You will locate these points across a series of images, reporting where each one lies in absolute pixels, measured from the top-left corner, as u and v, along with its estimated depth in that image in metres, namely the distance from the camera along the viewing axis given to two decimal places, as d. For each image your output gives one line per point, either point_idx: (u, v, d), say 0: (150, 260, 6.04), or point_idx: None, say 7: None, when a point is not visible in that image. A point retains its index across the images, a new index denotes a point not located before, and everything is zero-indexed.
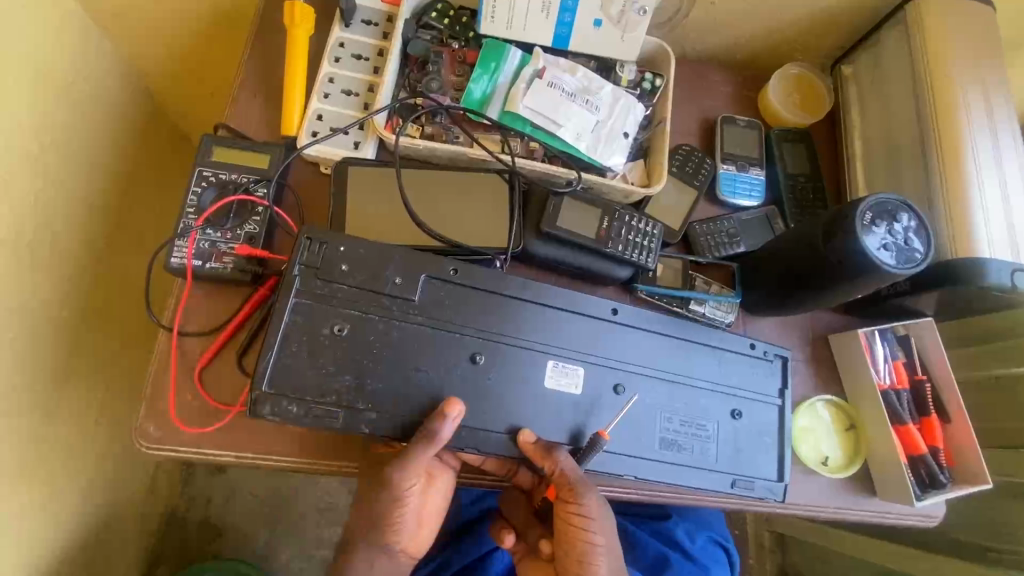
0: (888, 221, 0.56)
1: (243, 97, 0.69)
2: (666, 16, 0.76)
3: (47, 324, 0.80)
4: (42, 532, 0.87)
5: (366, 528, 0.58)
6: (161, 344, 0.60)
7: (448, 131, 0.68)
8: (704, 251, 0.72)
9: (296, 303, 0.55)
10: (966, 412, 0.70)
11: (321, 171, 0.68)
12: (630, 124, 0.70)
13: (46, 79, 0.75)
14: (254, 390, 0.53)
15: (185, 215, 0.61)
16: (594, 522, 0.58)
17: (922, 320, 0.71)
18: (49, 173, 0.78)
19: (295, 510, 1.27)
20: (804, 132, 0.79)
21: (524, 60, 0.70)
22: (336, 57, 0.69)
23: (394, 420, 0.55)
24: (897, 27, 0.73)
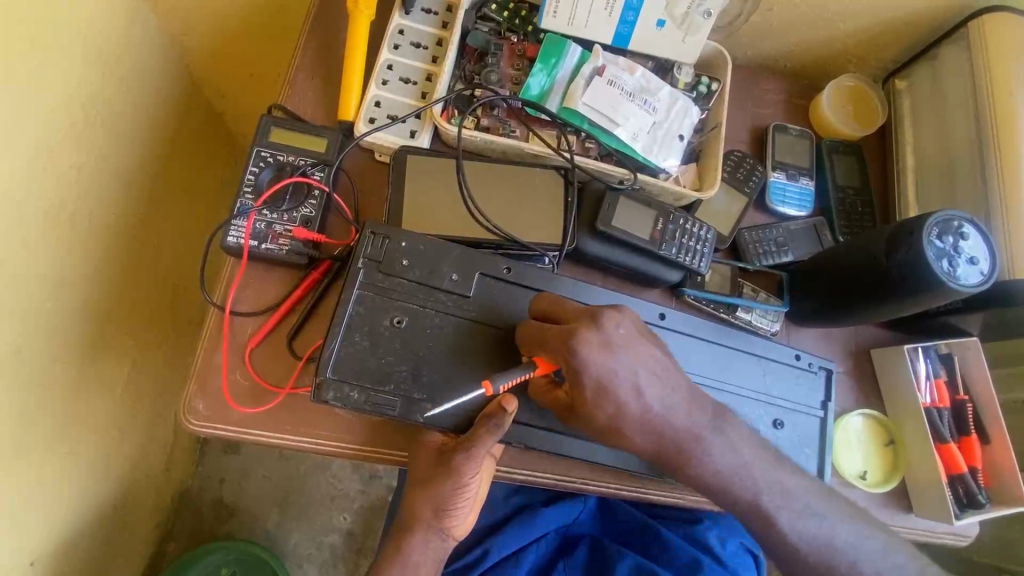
0: (954, 237, 0.57)
1: (299, 79, 0.69)
2: (726, 20, 0.75)
3: (81, 297, 0.80)
4: (62, 503, 0.87)
5: (418, 515, 0.58)
6: (213, 322, 0.60)
7: (504, 124, 0.68)
8: (752, 258, 0.72)
9: (360, 295, 0.56)
10: (1007, 434, 0.69)
11: (376, 158, 0.67)
12: (686, 127, 0.69)
13: (98, 52, 0.75)
14: (319, 376, 0.54)
15: (242, 195, 0.61)
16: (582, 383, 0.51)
17: (966, 339, 0.70)
18: (94, 148, 0.78)
19: (308, 495, 1.27)
20: (855, 144, 0.79)
21: (583, 57, 0.69)
22: (395, 43, 0.69)
23: (447, 411, 0.56)
24: (958, 42, 0.72)
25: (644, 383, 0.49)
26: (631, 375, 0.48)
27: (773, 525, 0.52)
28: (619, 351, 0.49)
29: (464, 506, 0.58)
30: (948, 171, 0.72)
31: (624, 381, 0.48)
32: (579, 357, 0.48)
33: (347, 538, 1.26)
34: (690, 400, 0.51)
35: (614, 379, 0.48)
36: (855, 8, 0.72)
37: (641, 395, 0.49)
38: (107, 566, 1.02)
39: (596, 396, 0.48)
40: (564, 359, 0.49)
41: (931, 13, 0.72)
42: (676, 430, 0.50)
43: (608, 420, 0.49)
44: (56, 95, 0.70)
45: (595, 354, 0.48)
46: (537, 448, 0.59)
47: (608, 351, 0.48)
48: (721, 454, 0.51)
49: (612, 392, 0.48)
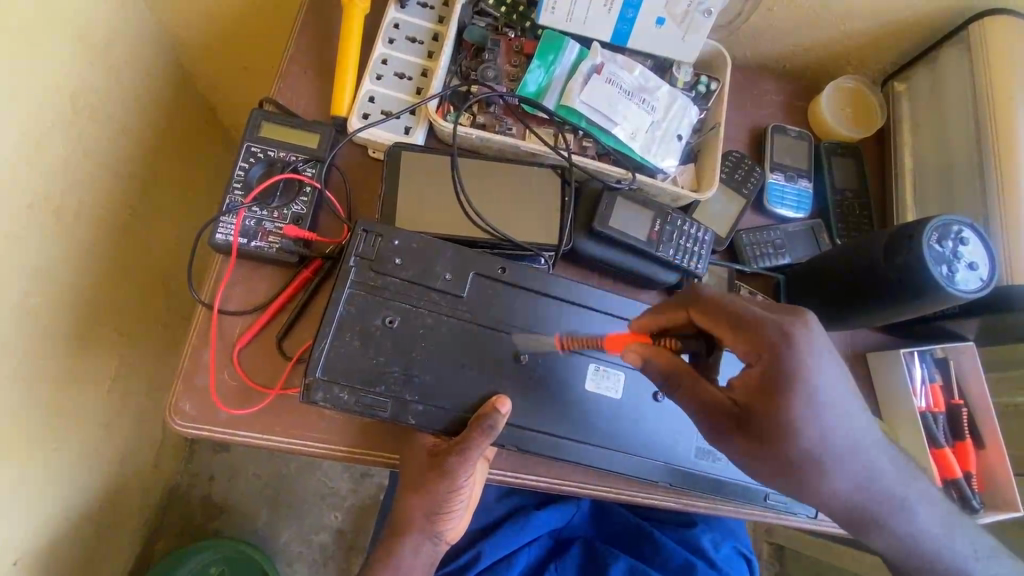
0: (954, 242, 0.57)
1: (291, 74, 0.68)
2: (726, 19, 0.74)
3: (67, 293, 0.78)
4: (48, 501, 0.85)
5: (410, 518, 0.57)
6: (200, 321, 0.59)
7: (500, 122, 0.67)
8: (749, 260, 0.71)
9: (351, 294, 0.55)
10: (1001, 437, 0.69)
11: (369, 154, 0.66)
12: (685, 127, 0.69)
13: (87, 41, 0.73)
14: (308, 377, 0.53)
15: (231, 191, 0.60)
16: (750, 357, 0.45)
17: (961, 343, 0.70)
18: (83, 139, 0.76)
19: (298, 493, 1.26)
20: (854, 146, 0.78)
21: (581, 54, 0.68)
22: (390, 37, 0.67)
23: (438, 412, 0.55)
24: (959, 44, 0.72)
25: (838, 388, 0.44)
26: (827, 369, 0.44)
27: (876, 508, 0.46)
28: (825, 352, 0.44)
29: (456, 509, 0.58)
30: (947, 175, 0.72)
31: (825, 383, 0.43)
32: (799, 359, 0.43)
33: (337, 537, 1.25)
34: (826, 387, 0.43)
35: (821, 381, 0.43)
36: (856, 9, 0.71)
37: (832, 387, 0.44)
38: (94, 564, 1.00)
39: (803, 406, 0.43)
40: (772, 357, 0.44)
41: (934, 14, 0.72)
42: (824, 427, 0.43)
43: (794, 417, 0.43)
44: (44, 84, 0.68)
45: (817, 360, 0.43)
46: (531, 451, 0.57)
47: (822, 353, 0.44)
48: (849, 439, 0.44)
49: (816, 399, 0.43)
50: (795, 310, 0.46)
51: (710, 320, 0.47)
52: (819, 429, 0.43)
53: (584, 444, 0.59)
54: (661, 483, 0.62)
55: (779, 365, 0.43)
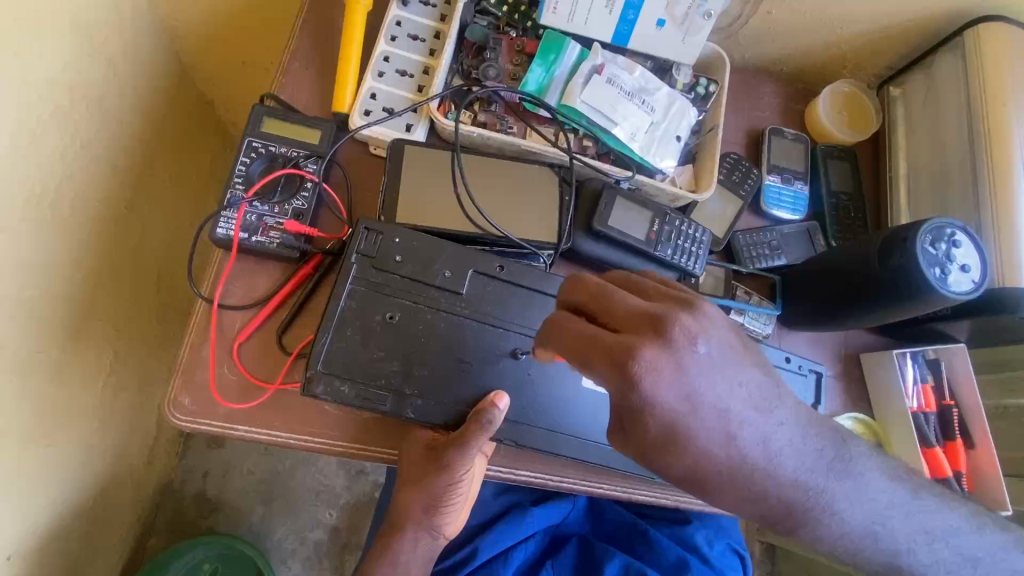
0: (946, 244, 0.57)
1: (293, 69, 0.68)
2: (725, 22, 0.75)
3: (63, 285, 0.78)
4: (41, 496, 0.85)
5: (411, 513, 0.58)
6: (199, 315, 0.59)
7: (501, 120, 0.68)
8: (745, 261, 0.72)
9: (353, 290, 0.55)
10: (991, 438, 0.70)
11: (370, 151, 0.66)
12: (684, 128, 0.69)
13: (85, 35, 0.73)
14: (309, 370, 0.53)
15: (233, 186, 0.60)
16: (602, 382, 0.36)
17: (954, 345, 0.71)
18: (78, 133, 0.76)
19: (293, 490, 1.26)
20: (850, 150, 0.79)
21: (582, 55, 0.69)
22: (392, 35, 0.68)
23: (438, 407, 0.55)
24: (953, 51, 0.73)
25: (717, 395, 0.34)
26: (696, 374, 0.34)
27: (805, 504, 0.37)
28: (689, 363, 0.34)
29: (455, 504, 0.58)
30: (941, 178, 0.73)
31: (692, 401, 0.34)
32: (643, 390, 0.34)
33: (332, 534, 1.25)
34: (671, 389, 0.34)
35: (685, 399, 0.34)
36: (853, 14, 0.72)
37: (711, 396, 0.34)
38: (86, 560, 1.00)
39: (667, 432, 0.34)
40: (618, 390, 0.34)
41: (928, 20, 0.73)
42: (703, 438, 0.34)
43: (657, 441, 0.34)
44: (40, 78, 0.68)
45: (668, 381, 0.34)
46: (530, 447, 0.58)
47: (679, 369, 0.34)
48: (749, 433, 0.35)
49: (681, 424, 0.34)
50: (654, 314, 0.36)
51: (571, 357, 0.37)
52: (697, 437, 0.34)
53: (582, 439, 0.59)
54: (657, 480, 0.63)
55: (627, 398, 0.34)
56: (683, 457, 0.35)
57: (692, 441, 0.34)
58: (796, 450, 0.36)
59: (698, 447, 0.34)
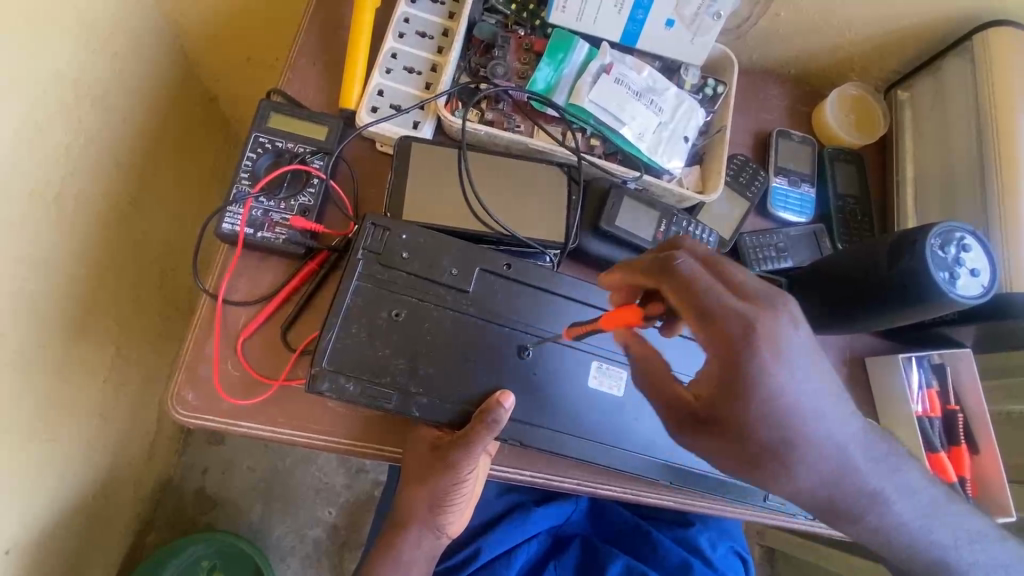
0: (956, 248, 0.57)
1: (300, 65, 0.68)
2: (734, 23, 0.75)
3: (66, 280, 0.78)
4: (41, 492, 0.85)
5: (414, 511, 0.58)
6: (204, 311, 0.59)
7: (508, 119, 0.67)
8: (751, 263, 0.72)
9: (359, 286, 0.55)
10: (996, 444, 0.70)
11: (376, 148, 0.66)
12: (691, 129, 0.69)
13: (91, 29, 0.73)
14: (314, 367, 0.53)
15: (239, 181, 0.60)
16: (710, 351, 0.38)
17: (960, 350, 0.71)
18: (83, 127, 0.75)
19: (293, 487, 1.26)
20: (857, 152, 0.79)
21: (590, 54, 0.68)
22: (400, 32, 0.67)
23: (443, 406, 0.55)
24: (961, 55, 0.73)
25: (805, 373, 0.37)
26: (794, 351, 0.36)
27: (856, 492, 0.40)
28: (787, 337, 0.36)
29: (459, 502, 0.58)
30: (948, 182, 0.73)
31: (785, 370, 0.36)
32: (749, 343, 0.36)
33: (331, 532, 1.25)
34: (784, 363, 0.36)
35: (780, 366, 0.36)
36: (862, 17, 0.72)
37: (800, 376, 0.37)
38: (85, 557, 1.00)
39: (764, 410, 0.36)
40: (718, 338, 0.37)
41: (937, 23, 0.72)
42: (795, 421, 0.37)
43: (758, 418, 0.36)
44: (45, 71, 0.67)
45: (768, 342, 0.36)
46: (534, 446, 0.58)
47: (780, 334, 0.36)
48: (827, 430, 0.37)
49: (776, 399, 0.36)
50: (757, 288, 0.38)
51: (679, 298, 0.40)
52: (780, 417, 0.36)
53: (587, 440, 0.59)
54: (661, 481, 0.62)
55: (726, 345, 0.36)
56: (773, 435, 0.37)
57: (778, 418, 0.36)
58: (861, 446, 0.39)
59: (781, 417, 0.36)
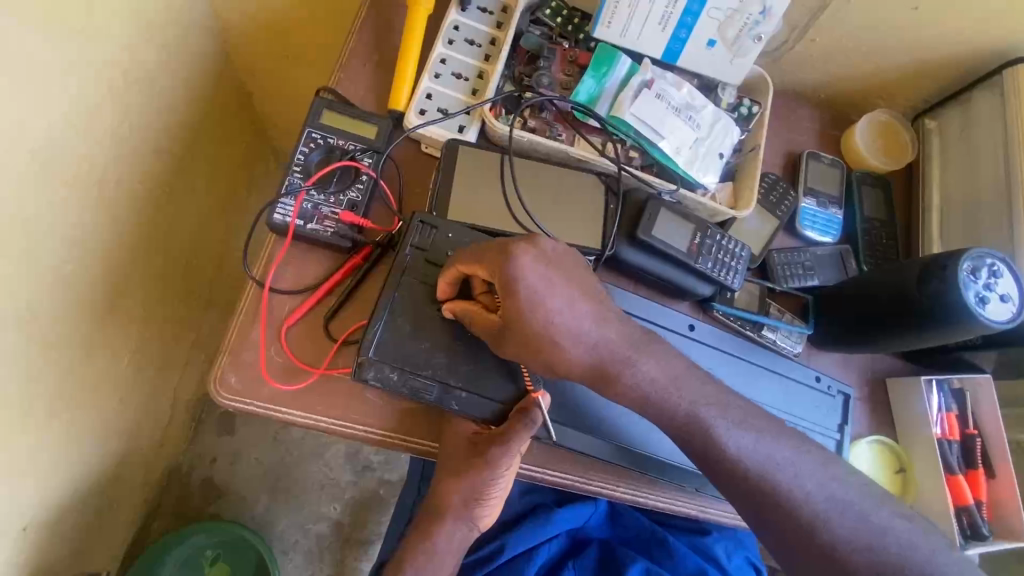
0: (985, 273, 0.59)
1: (350, 66, 0.70)
2: (772, 46, 0.77)
3: (100, 261, 0.79)
4: (59, 468, 0.85)
5: (452, 501, 0.62)
6: (251, 298, 0.60)
7: (551, 127, 0.69)
8: (779, 279, 0.73)
9: (405, 281, 0.59)
10: (1011, 470, 0.72)
11: (421, 149, 0.68)
12: (727, 146, 0.71)
13: (145, 19, 0.75)
14: (361, 356, 0.56)
15: (292, 174, 0.62)
16: (490, 270, 0.50)
17: (979, 376, 0.73)
18: (129, 114, 0.77)
19: (302, 480, 1.27)
20: (884, 177, 0.81)
21: (632, 69, 0.70)
22: (449, 38, 0.70)
23: (481, 401, 0.58)
24: (990, 88, 0.75)
25: (564, 297, 0.50)
26: (557, 284, 0.50)
27: (718, 452, 0.50)
28: (558, 263, 0.51)
29: (494, 498, 0.63)
30: (974, 212, 0.75)
31: (546, 299, 0.49)
32: (513, 266, 0.49)
33: (335, 528, 1.25)
34: (546, 269, 0.50)
35: (545, 288, 0.49)
36: (895, 45, 0.74)
37: (563, 299, 0.50)
38: (94, 536, 1.01)
39: (529, 301, 0.49)
40: (499, 269, 0.49)
41: (969, 56, 0.74)
42: (547, 312, 0.49)
43: (529, 311, 0.49)
44: (100, 58, 0.69)
45: (526, 267, 0.49)
46: (564, 445, 0.60)
47: (536, 260, 0.49)
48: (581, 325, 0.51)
49: (534, 296, 0.49)
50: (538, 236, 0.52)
51: (474, 267, 0.52)
52: (547, 320, 0.50)
53: (616, 441, 0.61)
54: (686, 488, 0.64)
55: (502, 275, 0.49)
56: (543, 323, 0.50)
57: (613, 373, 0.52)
58: (716, 406, 0.52)
59: (556, 340, 0.51)
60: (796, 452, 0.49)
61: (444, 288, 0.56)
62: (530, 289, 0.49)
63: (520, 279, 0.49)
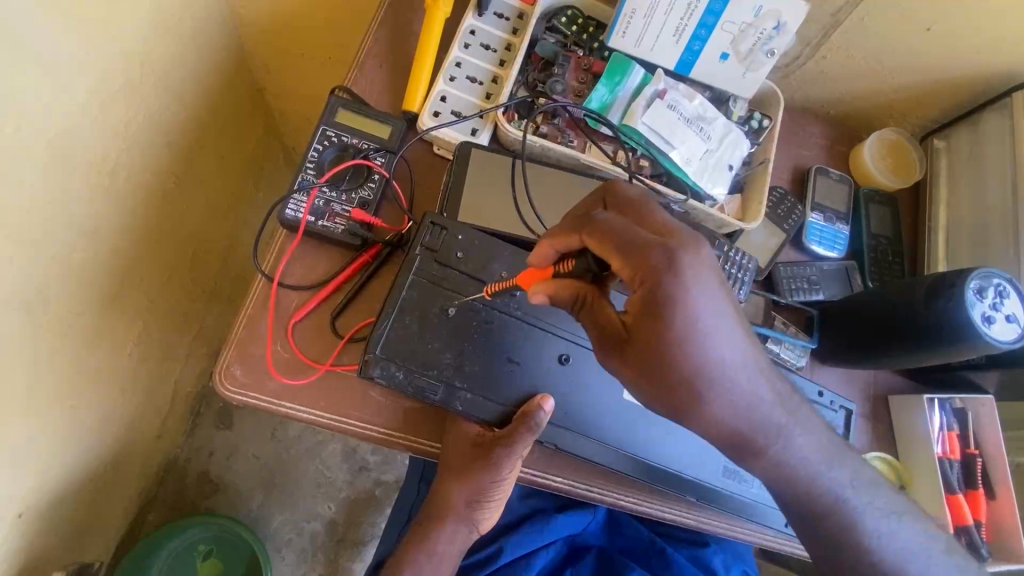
0: (991, 293, 0.60)
1: (366, 66, 0.70)
2: (783, 61, 0.78)
3: (109, 251, 0.80)
4: (55, 457, 0.85)
5: (456, 503, 0.63)
6: (259, 291, 0.61)
7: (563, 134, 0.70)
8: (784, 292, 0.74)
9: (414, 281, 0.59)
10: (1012, 491, 0.71)
11: (434, 151, 0.69)
12: (736, 158, 0.71)
13: (163, 12, 0.75)
14: (368, 353, 0.57)
15: (305, 171, 0.63)
16: (646, 282, 0.39)
17: (981, 396, 0.73)
18: (143, 105, 0.77)
19: (299, 478, 1.26)
20: (892, 195, 0.81)
21: (644, 79, 0.71)
22: (466, 43, 0.70)
23: (485, 403, 0.58)
24: (1000, 110, 0.75)
25: (718, 325, 0.39)
26: (719, 308, 0.39)
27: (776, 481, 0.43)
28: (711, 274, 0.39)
29: (496, 500, 0.63)
30: (981, 232, 0.75)
31: (712, 327, 0.39)
32: (682, 290, 0.38)
33: (328, 527, 1.25)
34: (712, 303, 0.39)
35: (699, 317, 0.38)
36: (906, 64, 0.75)
37: (718, 317, 0.39)
38: (90, 525, 1.01)
39: (687, 330, 0.38)
40: (642, 285, 0.39)
41: (979, 78, 0.75)
42: (702, 351, 0.39)
43: (687, 340, 0.38)
44: (118, 49, 0.70)
45: (699, 286, 0.38)
46: (563, 449, 0.60)
47: (713, 278, 0.39)
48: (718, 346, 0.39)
49: (695, 323, 0.38)
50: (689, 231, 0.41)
51: (597, 247, 0.42)
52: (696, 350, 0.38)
53: (617, 448, 0.61)
54: (687, 497, 0.64)
55: (657, 291, 0.38)
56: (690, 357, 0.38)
57: (760, 443, 0.41)
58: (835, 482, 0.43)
59: (707, 385, 0.39)
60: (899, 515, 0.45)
61: (570, 263, 0.48)
62: (682, 308, 0.38)
63: (685, 314, 0.38)
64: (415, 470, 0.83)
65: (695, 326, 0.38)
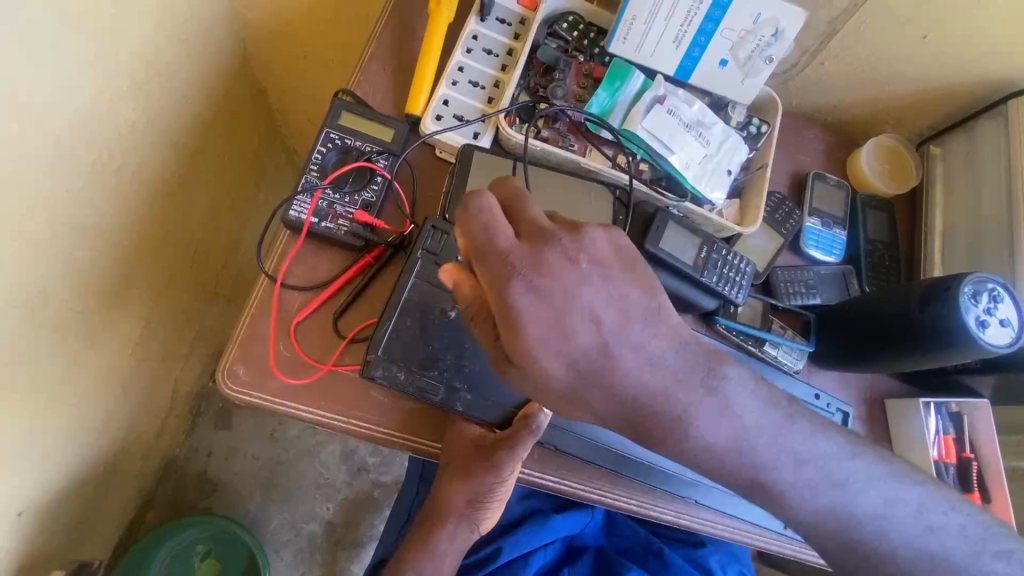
0: (985, 298, 0.60)
1: (369, 70, 0.71)
2: (782, 68, 0.79)
3: (111, 251, 0.80)
4: (56, 456, 0.85)
5: (457, 504, 0.64)
6: (262, 291, 0.62)
7: (564, 138, 0.71)
8: (782, 296, 0.75)
9: (416, 283, 0.60)
10: (1007, 496, 0.72)
11: (436, 154, 0.69)
12: (735, 163, 0.72)
13: (168, 15, 0.76)
14: (370, 353, 0.57)
15: (308, 172, 0.64)
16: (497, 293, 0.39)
17: (977, 400, 0.74)
18: (147, 106, 0.78)
19: (297, 478, 1.27)
20: (889, 201, 0.82)
21: (645, 85, 0.71)
22: (468, 47, 0.71)
23: (486, 403, 0.59)
24: (995, 118, 0.76)
25: (580, 321, 0.38)
26: (589, 300, 0.38)
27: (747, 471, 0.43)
28: (571, 271, 0.39)
29: (496, 500, 0.64)
30: (976, 237, 0.76)
31: (574, 325, 0.38)
32: (524, 299, 0.38)
33: (327, 528, 1.25)
34: (553, 304, 0.38)
35: (559, 317, 0.38)
36: (903, 71, 0.76)
37: (594, 328, 0.38)
38: (88, 524, 1.01)
39: (541, 339, 0.38)
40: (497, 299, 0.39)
41: (975, 86, 0.76)
42: (566, 353, 0.38)
43: (543, 344, 0.38)
44: (123, 50, 0.70)
45: (541, 288, 0.38)
46: (565, 450, 0.62)
47: (563, 281, 0.38)
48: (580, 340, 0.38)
49: (547, 330, 0.38)
50: (549, 231, 0.40)
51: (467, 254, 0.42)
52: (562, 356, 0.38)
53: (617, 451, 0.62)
54: (686, 500, 0.65)
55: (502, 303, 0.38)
56: (557, 363, 0.38)
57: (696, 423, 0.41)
58: (789, 462, 0.43)
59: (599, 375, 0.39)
60: (864, 476, 0.44)
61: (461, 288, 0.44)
62: (530, 317, 0.38)
63: (532, 321, 0.38)
64: (415, 471, 0.83)
65: (549, 331, 0.38)
